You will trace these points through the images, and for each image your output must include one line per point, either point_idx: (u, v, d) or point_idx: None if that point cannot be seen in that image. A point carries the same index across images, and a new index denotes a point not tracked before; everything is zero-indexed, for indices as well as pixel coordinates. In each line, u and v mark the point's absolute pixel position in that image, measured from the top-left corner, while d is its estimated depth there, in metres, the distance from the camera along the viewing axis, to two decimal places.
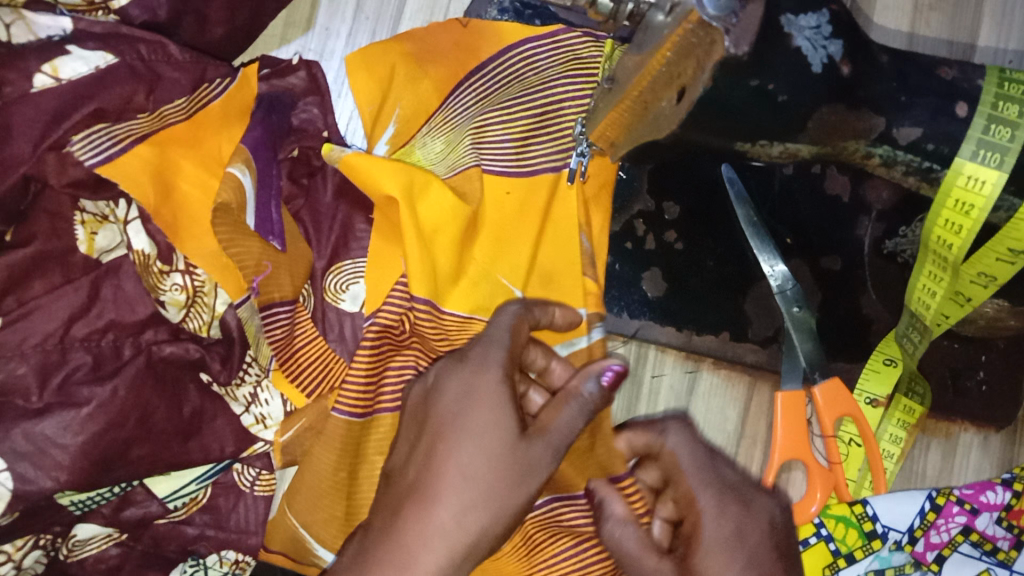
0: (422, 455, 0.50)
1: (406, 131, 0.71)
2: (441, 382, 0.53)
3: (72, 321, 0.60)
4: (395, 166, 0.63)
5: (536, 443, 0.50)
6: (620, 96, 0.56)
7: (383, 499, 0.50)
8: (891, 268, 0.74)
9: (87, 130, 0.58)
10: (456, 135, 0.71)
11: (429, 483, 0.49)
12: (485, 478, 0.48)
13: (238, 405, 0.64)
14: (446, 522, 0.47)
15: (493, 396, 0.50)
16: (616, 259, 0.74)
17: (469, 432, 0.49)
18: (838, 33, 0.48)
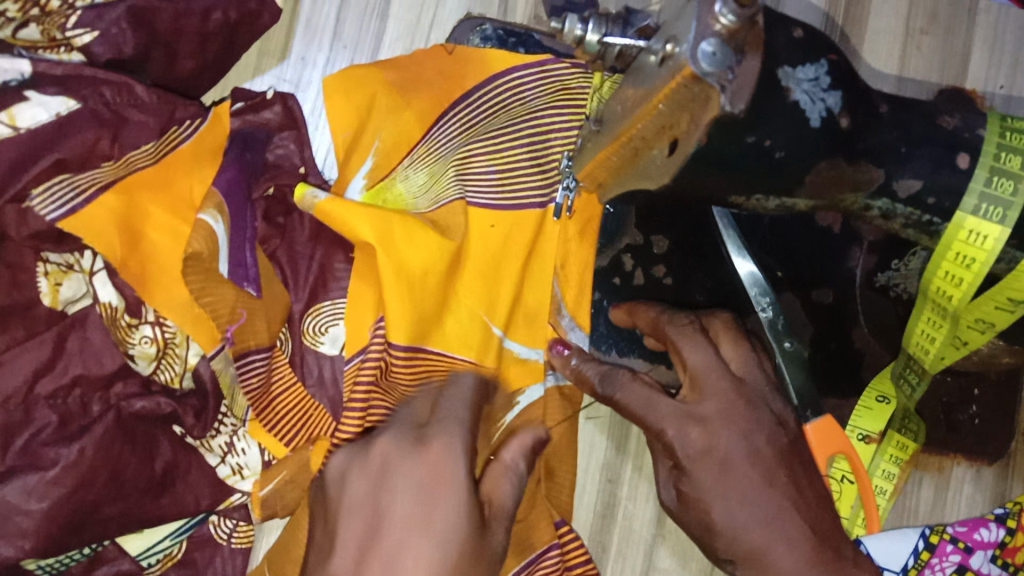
0: (385, 494, 0.50)
1: (387, 164, 0.68)
2: (413, 440, 0.53)
3: (37, 377, 0.57)
4: (373, 215, 0.61)
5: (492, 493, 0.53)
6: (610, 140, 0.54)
7: (346, 539, 0.49)
8: (883, 302, 0.72)
9: (48, 181, 0.55)
10: (440, 166, 0.68)
11: (396, 529, 0.48)
12: (449, 530, 0.48)
13: (213, 456, 0.62)
14: (409, 563, 0.46)
15: (455, 431, 0.54)
16: (602, 293, 0.71)
17: (433, 474, 0.50)
18: (836, 84, 0.46)
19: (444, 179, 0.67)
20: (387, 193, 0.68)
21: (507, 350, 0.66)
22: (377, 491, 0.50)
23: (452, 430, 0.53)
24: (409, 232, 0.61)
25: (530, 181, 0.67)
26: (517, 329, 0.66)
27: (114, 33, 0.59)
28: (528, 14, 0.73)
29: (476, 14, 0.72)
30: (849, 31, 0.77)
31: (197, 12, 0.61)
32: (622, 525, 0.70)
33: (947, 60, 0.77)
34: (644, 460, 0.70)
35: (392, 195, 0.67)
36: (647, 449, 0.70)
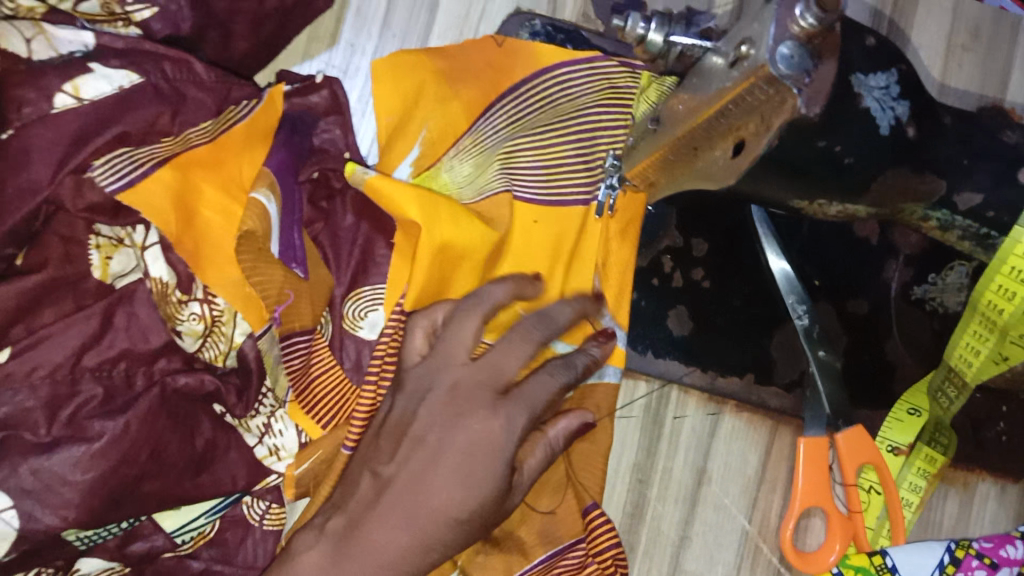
0: (438, 433, 0.50)
1: (431, 154, 0.68)
2: (489, 402, 0.51)
3: (83, 351, 0.56)
4: (415, 190, 0.61)
5: (511, 405, 0.51)
6: (668, 138, 0.54)
7: (403, 459, 0.50)
8: (917, 314, 0.72)
9: (109, 153, 0.54)
10: (485, 158, 0.69)
11: (417, 461, 0.49)
12: (474, 452, 0.49)
13: (251, 436, 0.62)
14: (436, 491, 0.48)
15: (505, 362, 0.53)
16: (642, 294, 0.71)
17: (462, 400, 0.51)
18: (904, 93, 0.46)
19: (489, 170, 0.68)
20: (433, 182, 0.68)
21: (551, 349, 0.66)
22: (447, 431, 0.50)
23: (538, 396, 0.52)
24: (450, 216, 0.61)
25: (574, 179, 0.67)
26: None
27: (173, 10, 0.59)
28: (578, 12, 0.73)
29: (526, 9, 0.72)
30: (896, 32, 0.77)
31: None
32: (649, 526, 0.70)
33: (988, 74, 0.77)
34: (674, 461, 0.70)
35: (437, 183, 0.68)
36: (678, 451, 0.70)
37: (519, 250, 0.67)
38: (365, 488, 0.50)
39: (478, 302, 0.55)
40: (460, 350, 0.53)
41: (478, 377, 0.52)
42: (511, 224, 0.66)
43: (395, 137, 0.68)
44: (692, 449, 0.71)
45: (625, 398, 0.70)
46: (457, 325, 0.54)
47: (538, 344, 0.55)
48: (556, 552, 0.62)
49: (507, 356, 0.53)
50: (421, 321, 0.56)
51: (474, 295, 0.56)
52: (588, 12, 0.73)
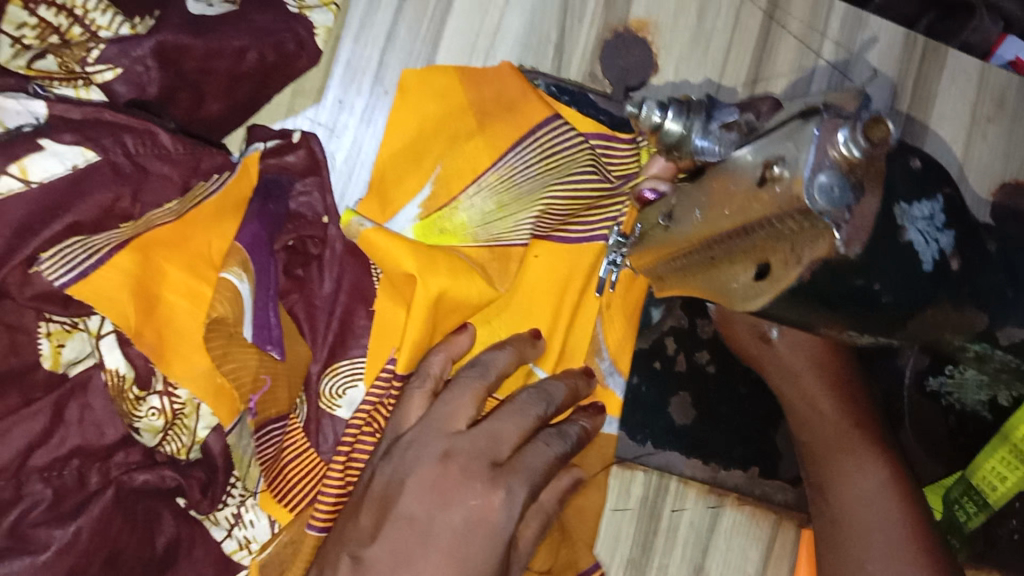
0: (429, 510, 0.44)
1: (446, 192, 0.61)
2: (485, 475, 0.46)
3: (31, 450, 0.51)
4: (415, 245, 0.56)
5: (509, 477, 0.47)
6: (692, 236, 0.49)
7: (388, 539, 0.44)
8: (932, 406, 0.68)
9: (60, 244, 0.49)
10: (510, 196, 0.61)
11: (407, 538, 0.43)
12: (471, 531, 0.44)
13: (218, 530, 0.56)
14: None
15: (505, 428, 0.49)
16: (641, 378, 0.67)
17: (460, 472, 0.46)
18: (949, 221, 0.42)
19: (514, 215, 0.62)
20: (445, 222, 0.61)
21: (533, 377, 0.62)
22: (440, 510, 0.44)
23: (535, 464, 0.49)
24: (451, 274, 0.56)
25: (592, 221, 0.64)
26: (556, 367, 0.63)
27: (138, 71, 0.54)
28: (584, 71, 0.67)
29: (529, 67, 0.66)
30: (915, 107, 0.71)
31: (231, 52, 0.55)
32: None
33: (1013, 149, 0.72)
34: (670, 557, 0.66)
35: (450, 225, 0.61)
36: (674, 546, 0.66)
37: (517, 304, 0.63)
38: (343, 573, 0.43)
39: (482, 372, 0.53)
40: (458, 419, 0.50)
41: (477, 449, 0.48)
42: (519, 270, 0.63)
43: (404, 175, 0.62)
44: (691, 542, 0.66)
45: (621, 490, 0.65)
46: (451, 393, 0.51)
47: (537, 419, 0.52)
48: None
49: (508, 423, 0.50)
50: (419, 382, 0.53)
51: (475, 365, 0.54)
52: (596, 70, 0.67)
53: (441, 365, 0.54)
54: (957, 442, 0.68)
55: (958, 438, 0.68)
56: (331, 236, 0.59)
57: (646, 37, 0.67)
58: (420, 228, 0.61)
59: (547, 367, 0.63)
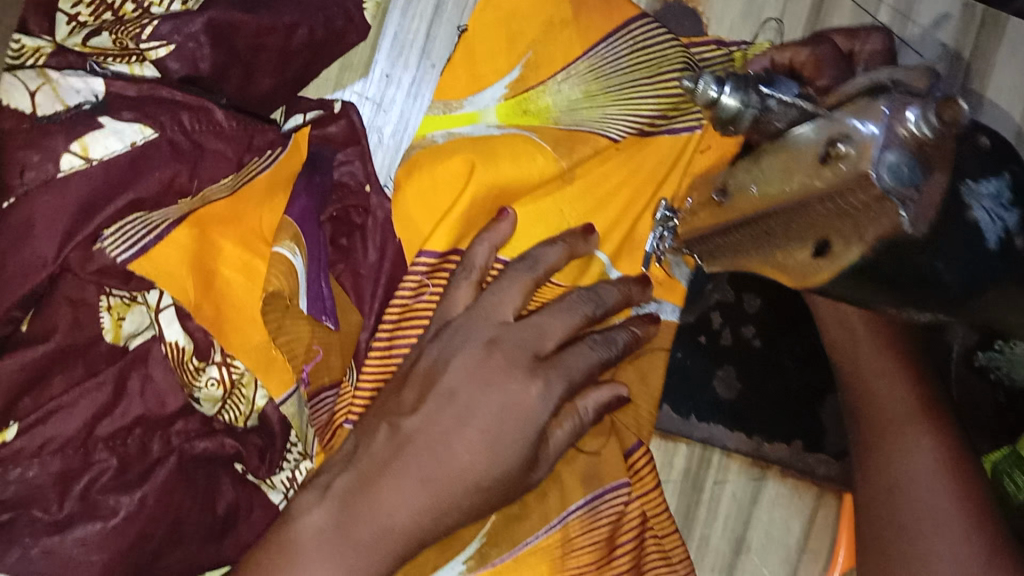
0: (471, 391, 0.46)
1: (534, 75, 0.60)
2: (526, 366, 0.48)
3: (96, 420, 0.52)
4: (473, 140, 0.57)
5: (549, 370, 0.48)
6: (736, 199, 0.50)
7: (429, 413, 0.46)
8: (982, 386, 0.67)
9: (121, 221, 0.49)
10: (599, 85, 0.60)
11: (445, 418, 0.46)
12: (509, 415, 0.46)
13: (276, 494, 0.56)
14: (460, 451, 0.45)
15: (550, 324, 0.50)
16: (681, 348, 0.67)
17: (500, 358, 0.47)
18: (1017, 200, 0.41)
19: (601, 105, 0.60)
20: (531, 104, 0.60)
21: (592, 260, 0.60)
22: (481, 392, 0.46)
23: (577, 367, 0.50)
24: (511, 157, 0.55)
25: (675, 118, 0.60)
26: (623, 260, 0.61)
27: (191, 48, 0.53)
28: None
29: None
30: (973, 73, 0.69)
31: (282, 28, 0.55)
32: None
33: None
34: (712, 528, 0.67)
35: (536, 106, 0.59)
36: (716, 518, 0.67)
37: (581, 189, 0.59)
38: (381, 441, 0.46)
39: (531, 267, 0.52)
40: (505, 309, 0.50)
41: (521, 340, 0.49)
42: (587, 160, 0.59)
43: (493, 52, 0.60)
44: (733, 512, 0.67)
45: (662, 463, 0.67)
46: (500, 285, 0.51)
47: (584, 318, 0.52)
48: (600, 493, 0.58)
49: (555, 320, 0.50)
50: (463, 272, 0.52)
51: (524, 257, 0.52)
52: None
53: (485, 258, 0.52)
54: (1006, 420, 0.68)
55: (1007, 414, 0.68)
56: (374, 205, 0.59)
57: (696, 8, 0.67)
58: (504, 109, 0.59)
59: (608, 251, 0.60)
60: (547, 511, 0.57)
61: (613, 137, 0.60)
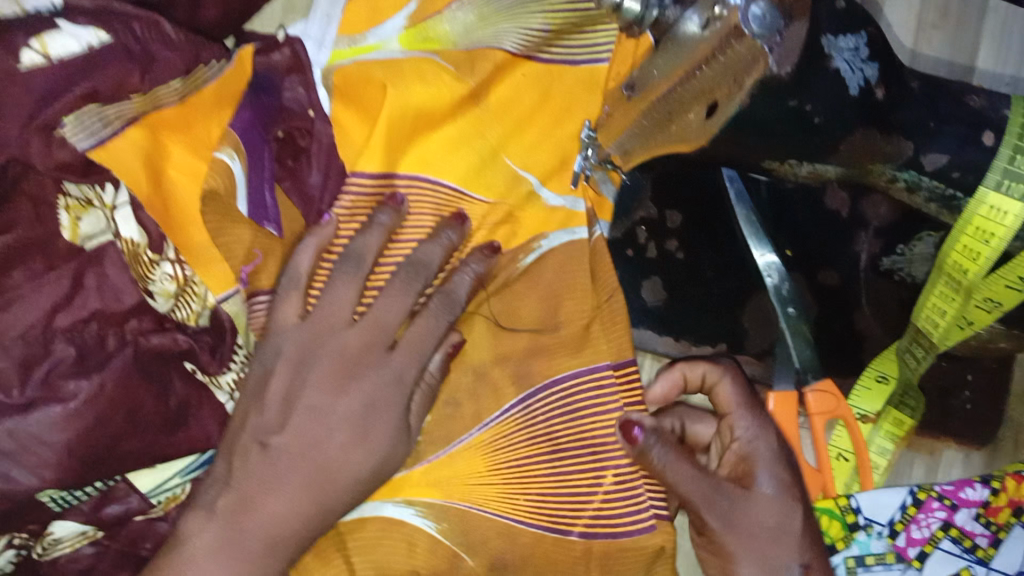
0: (327, 400, 0.55)
1: (432, 5, 0.63)
2: (378, 357, 0.56)
3: (54, 312, 0.57)
4: (388, 61, 0.62)
5: (402, 358, 0.57)
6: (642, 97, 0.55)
7: (296, 429, 0.54)
8: (887, 286, 0.73)
9: (80, 110, 0.56)
10: (490, 7, 0.63)
11: (307, 430, 0.54)
12: (371, 411, 0.55)
13: (223, 395, 0.59)
14: (334, 454, 0.54)
15: (389, 314, 0.57)
16: (618, 265, 0.73)
17: (354, 364, 0.56)
18: (873, 55, 0.48)
19: (494, 25, 0.63)
20: (430, 33, 0.63)
21: (519, 180, 0.65)
22: (341, 395, 0.55)
23: (427, 335, 0.58)
24: (416, 83, 0.61)
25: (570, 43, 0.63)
26: (552, 181, 0.65)
27: None
28: None
29: None
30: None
31: None
32: None
33: (960, 38, 0.73)
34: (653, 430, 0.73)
35: (434, 35, 0.63)
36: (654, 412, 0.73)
37: (498, 121, 0.64)
38: (253, 459, 0.53)
39: (416, 271, 0.59)
40: (343, 310, 0.57)
41: (368, 337, 0.56)
42: (494, 81, 0.63)
43: None
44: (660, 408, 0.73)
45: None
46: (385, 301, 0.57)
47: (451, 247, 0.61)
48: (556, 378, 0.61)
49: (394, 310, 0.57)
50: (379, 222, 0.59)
51: (414, 263, 0.59)
52: None
53: (377, 241, 0.58)
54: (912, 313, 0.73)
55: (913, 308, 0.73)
56: (318, 129, 0.63)
57: None
58: (404, 39, 0.63)
59: (535, 172, 0.65)
60: (480, 409, 0.61)
61: (508, 49, 0.62)
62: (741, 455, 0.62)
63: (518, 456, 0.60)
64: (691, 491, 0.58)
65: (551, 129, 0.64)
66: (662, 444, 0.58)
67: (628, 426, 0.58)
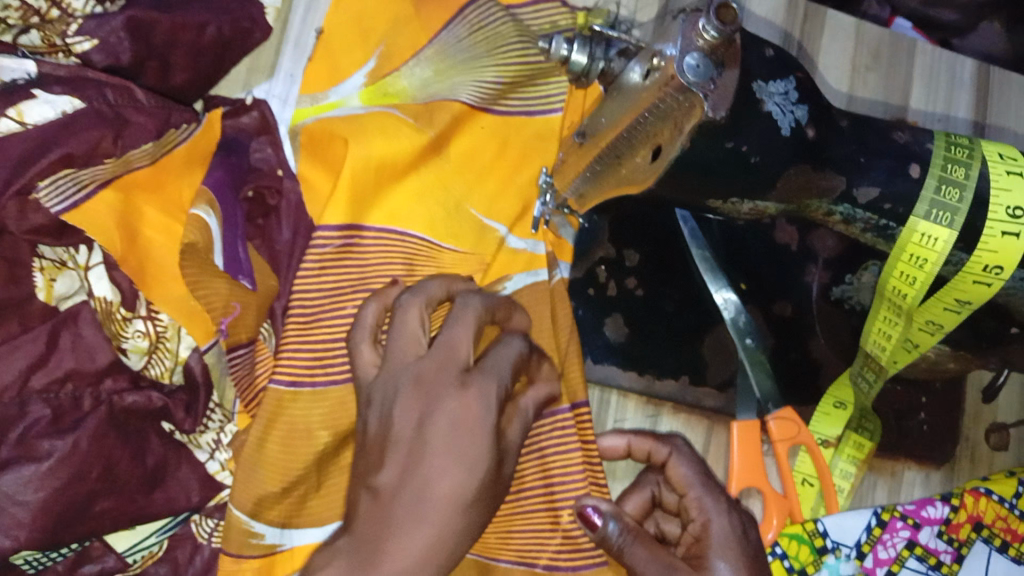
0: (422, 423, 0.48)
1: (390, 63, 0.67)
2: (455, 380, 0.50)
3: (31, 372, 0.60)
4: (350, 119, 0.64)
5: (478, 376, 0.50)
6: (596, 144, 0.57)
7: (395, 462, 0.47)
8: (837, 313, 0.76)
9: (54, 175, 0.58)
10: (447, 63, 0.67)
11: (408, 461, 0.47)
12: (460, 429, 0.48)
13: (202, 452, 0.63)
14: (432, 478, 0.46)
15: (457, 334, 0.52)
16: (580, 305, 0.75)
17: (430, 384, 0.50)
18: (802, 98, 0.51)
19: (451, 78, 0.68)
20: (390, 88, 0.67)
21: (485, 227, 0.67)
22: (425, 419, 0.48)
23: (501, 363, 0.52)
24: (380, 134, 0.63)
25: (523, 95, 0.69)
26: (516, 226, 0.68)
27: (112, 42, 0.62)
28: None
29: None
30: (807, 48, 0.78)
31: (193, 26, 0.64)
32: None
33: (892, 80, 0.78)
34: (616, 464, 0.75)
35: (393, 89, 0.66)
36: None
37: (460, 175, 0.67)
38: (364, 505, 0.46)
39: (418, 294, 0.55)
40: (411, 344, 0.52)
41: (439, 361, 0.51)
42: (455, 132, 0.67)
43: (349, 47, 0.67)
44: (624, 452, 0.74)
45: (596, 408, 0.74)
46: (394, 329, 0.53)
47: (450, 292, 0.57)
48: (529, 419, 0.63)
49: (457, 329, 0.52)
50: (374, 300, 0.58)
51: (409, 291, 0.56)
52: None
53: (374, 314, 0.57)
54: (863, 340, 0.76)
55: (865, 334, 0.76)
56: (286, 187, 0.65)
57: None
58: (365, 95, 0.66)
59: (502, 219, 0.68)
60: None
61: (463, 101, 0.67)
62: (698, 536, 0.59)
63: (511, 513, 0.62)
64: (645, 568, 0.56)
65: (510, 177, 0.68)
66: (623, 528, 0.58)
67: (586, 513, 0.59)
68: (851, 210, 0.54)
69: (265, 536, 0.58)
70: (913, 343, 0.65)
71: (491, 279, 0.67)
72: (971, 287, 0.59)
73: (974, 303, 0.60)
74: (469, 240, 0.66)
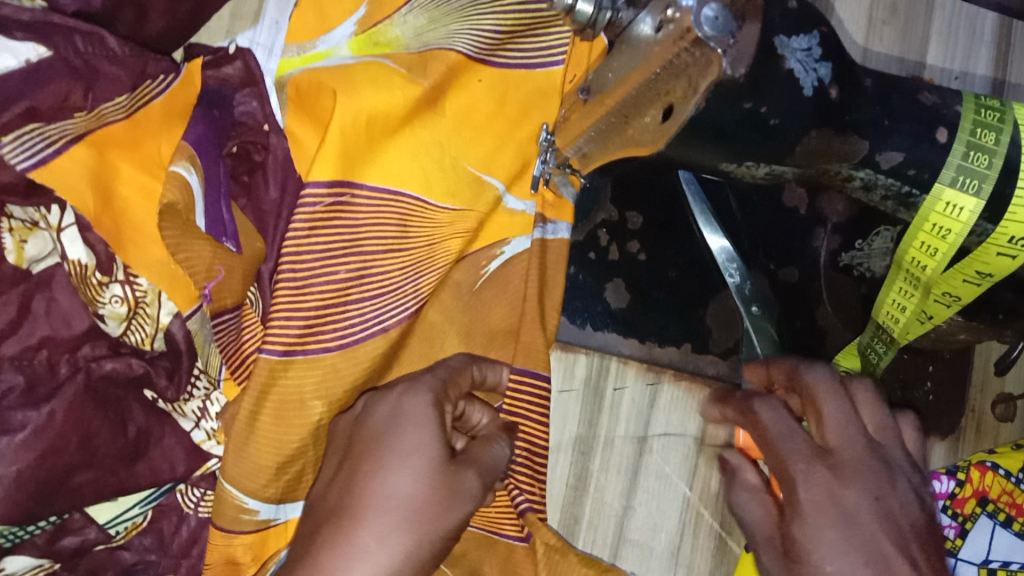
0: (375, 431, 0.51)
1: (380, 11, 0.62)
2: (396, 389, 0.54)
3: (2, 339, 0.58)
4: (333, 69, 0.58)
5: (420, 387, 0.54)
6: (601, 103, 0.52)
7: (347, 471, 0.50)
8: (847, 281, 0.72)
9: (21, 129, 0.55)
10: (440, 9, 0.62)
11: (358, 470, 0.50)
12: (398, 419, 0.52)
13: (187, 421, 0.61)
14: (383, 474, 0.49)
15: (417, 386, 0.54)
16: (579, 268, 0.73)
17: (383, 407, 0.53)
18: (827, 55, 0.47)
19: (445, 26, 0.62)
20: (380, 37, 0.62)
21: (485, 185, 0.64)
22: (368, 420, 0.53)
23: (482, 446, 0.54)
24: (369, 88, 0.58)
25: (522, 47, 0.62)
26: (515, 186, 0.65)
27: None
28: None
29: None
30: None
31: None
32: (594, 498, 0.71)
33: (910, 35, 0.74)
34: (615, 431, 0.71)
35: (385, 38, 0.62)
36: (609, 475, 0.71)
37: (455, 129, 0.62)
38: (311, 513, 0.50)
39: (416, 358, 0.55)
40: (369, 418, 0.53)
41: (390, 406, 0.53)
42: (450, 82, 0.62)
43: None
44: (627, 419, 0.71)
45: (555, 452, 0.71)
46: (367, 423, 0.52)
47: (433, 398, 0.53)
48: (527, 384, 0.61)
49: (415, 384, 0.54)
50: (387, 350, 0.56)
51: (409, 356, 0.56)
52: None
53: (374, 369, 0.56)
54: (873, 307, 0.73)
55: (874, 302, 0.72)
56: (273, 143, 0.62)
57: None
58: (355, 44, 0.62)
59: (501, 176, 0.64)
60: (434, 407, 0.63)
61: (459, 50, 0.61)
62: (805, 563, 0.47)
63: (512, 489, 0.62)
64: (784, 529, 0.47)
65: (509, 133, 0.63)
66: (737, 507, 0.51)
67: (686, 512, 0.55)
68: (875, 176, 0.51)
69: (259, 512, 0.58)
70: (927, 315, 0.63)
71: (484, 245, 0.65)
72: (994, 259, 0.56)
73: (996, 275, 0.58)
74: (468, 199, 0.63)
